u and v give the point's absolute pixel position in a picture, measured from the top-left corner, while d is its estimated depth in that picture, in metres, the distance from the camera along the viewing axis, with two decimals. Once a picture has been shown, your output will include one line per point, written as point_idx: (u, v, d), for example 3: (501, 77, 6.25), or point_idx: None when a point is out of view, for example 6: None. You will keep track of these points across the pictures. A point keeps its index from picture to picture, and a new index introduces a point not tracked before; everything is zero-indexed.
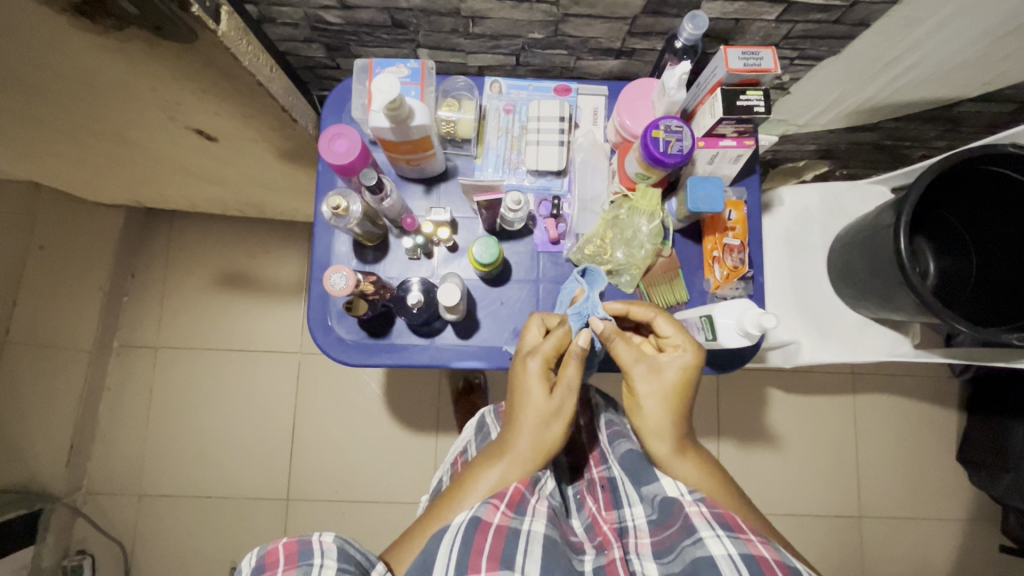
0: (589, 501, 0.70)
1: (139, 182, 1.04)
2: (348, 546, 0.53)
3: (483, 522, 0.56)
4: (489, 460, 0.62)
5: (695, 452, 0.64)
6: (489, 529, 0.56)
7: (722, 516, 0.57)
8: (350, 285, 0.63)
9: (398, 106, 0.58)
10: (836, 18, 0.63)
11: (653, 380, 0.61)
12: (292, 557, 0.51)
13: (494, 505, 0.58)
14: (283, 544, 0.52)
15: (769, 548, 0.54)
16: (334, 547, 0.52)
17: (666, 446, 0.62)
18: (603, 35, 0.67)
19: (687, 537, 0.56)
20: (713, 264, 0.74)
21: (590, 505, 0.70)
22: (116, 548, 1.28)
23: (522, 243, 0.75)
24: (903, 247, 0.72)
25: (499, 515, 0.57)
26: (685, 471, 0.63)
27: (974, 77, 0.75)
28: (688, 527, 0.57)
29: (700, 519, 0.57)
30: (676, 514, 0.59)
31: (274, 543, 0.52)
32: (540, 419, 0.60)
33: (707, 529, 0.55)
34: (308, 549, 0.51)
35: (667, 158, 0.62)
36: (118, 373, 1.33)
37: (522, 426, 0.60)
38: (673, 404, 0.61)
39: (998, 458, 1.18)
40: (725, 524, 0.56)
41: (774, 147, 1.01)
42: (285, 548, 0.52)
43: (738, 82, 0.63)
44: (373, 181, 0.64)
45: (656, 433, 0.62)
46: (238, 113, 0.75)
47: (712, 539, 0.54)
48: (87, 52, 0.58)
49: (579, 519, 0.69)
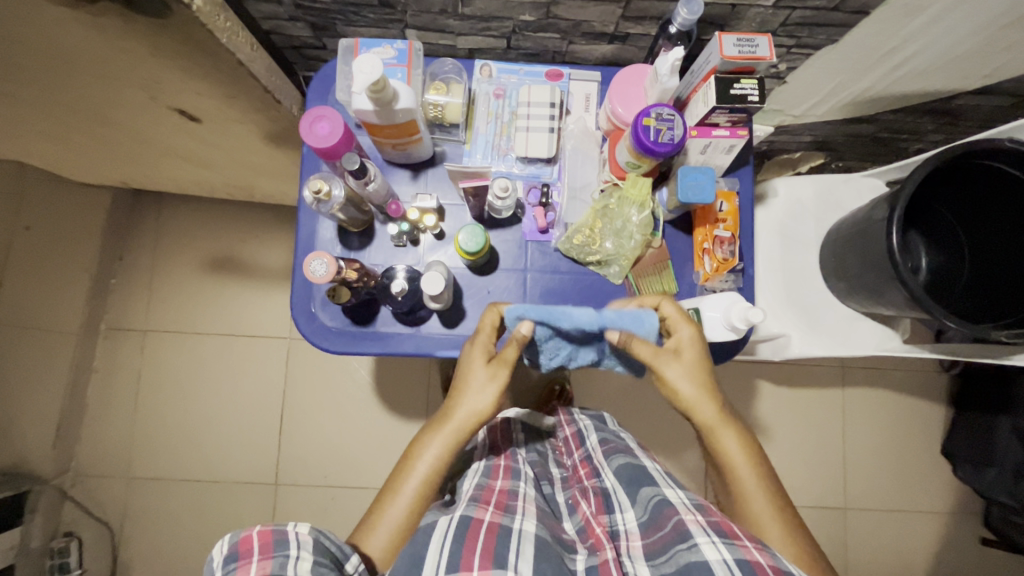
0: (581, 504, 0.70)
1: (124, 162, 1.03)
2: (323, 538, 0.53)
3: (474, 520, 0.57)
4: (433, 428, 0.64)
5: (731, 418, 0.65)
6: (481, 526, 0.57)
7: (717, 524, 0.57)
8: (331, 272, 0.61)
9: (382, 88, 0.56)
10: (835, 4, 0.62)
11: (682, 367, 0.62)
12: (267, 546, 0.50)
13: (482, 506, 0.60)
14: (257, 532, 0.51)
15: (766, 555, 0.53)
16: (309, 540, 0.52)
17: (705, 402, 0.62)
18: (597, 19, 0.65)
19: (682, 542, 0.55)
20: (703, 257, 0.72)
21: (583, 509, 0.69)
22: (104, 530, 1.28)
23: (510, 231, 0.74)
24: (895, 242, 0.72)
25: (489, 514, 0.59)
26: (727, 443, 0.63)
27: (973, 69, 0.73)
28: (682, 532, 0.56)
29: (695, 526, 0.56)
30: (669, 517, 0.59)
31: (248, 531, 0.51)
32: (488, 380, 0.63)
33: (702, 536, 0.55)
34: (283, 540, 0.51)
35: (658, 147, 0.61)
36: (105, 355, 1.32)
37: (466, 389, 0.63)
38: (705, 379, 0.62)
39: (984, 452, 1.20)
40: (721, 531, 0.55)
41: (770, 138, 1.00)
42: (259, 537, 0.51)
43: (733, 69, 0.62)
44: (356, 166, 0.62)
45: (697, 400, 0.62)
46: (220, 93, 0.73)
47: (709, 545, 0.54)
48: (59, 26, 0.55)
49: (573, 523, 0.68)
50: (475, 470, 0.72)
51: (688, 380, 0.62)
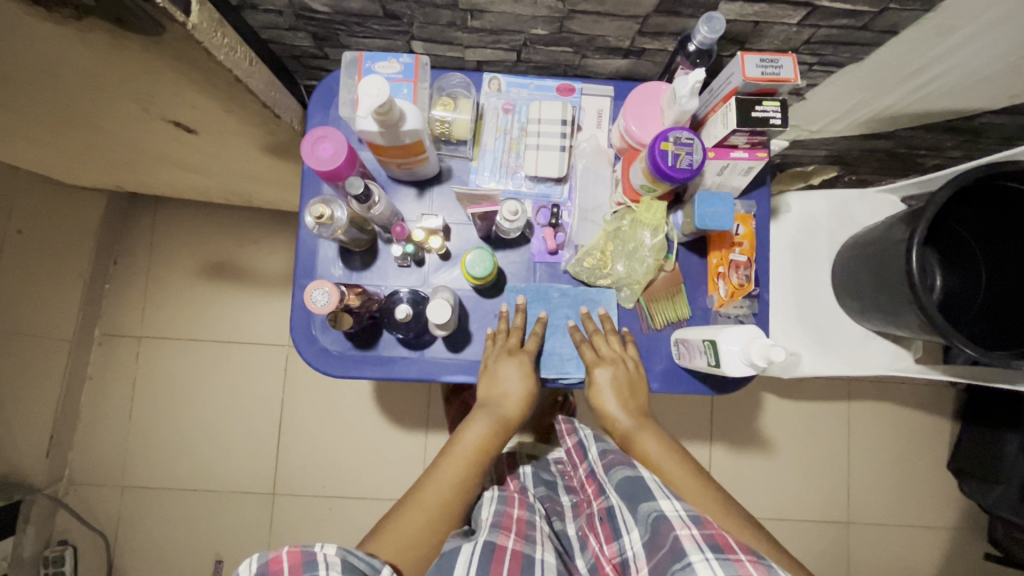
0: (590, 537, 0.68)
1: (119, 168, 1.00)
2: (350, 557, 0.52)
3: (498, 546, 0.58)
4: (474, 418, 0.65)
5: (650, 422, 0.69)
6: (505, 553, 0.57)
7: (713, 538, 0.55)
8: (333, 301, 0.59)
9: (388, 110, 0.54)
10: (862, 23, 0.59)
11: (610, 385, 0.67)
12: (297, 568, 0.49)
13: (505, 532, 0.60)
14: (287, 552, 0.50)
15: (760, 568, 0.52)
16: (338, 560, 0.51)
17: (626, 419, 0.68)
18: (612, 34, 0.63)
19: (676, 562, 0.55)
20: (718, 281, 0.70)
21: (592, 543, 0.68)
22: (99, 539, 1.26)
23: (518, 252, 0.72)
24: (913, 261, 0.69)
25: (512, 541, 0.59)
26: (646, 443, 0.67)
27: (999, 91, 0.71)
28: (676, 551, 0.55)
29: (689, 542, 0.55)
30: (666, 535, 0.57)
31: (277, 551, 0.50)
32: (520, 402, 0.66)
33: (696, 554, 0.54)
34: (313, 561, 0.50)
35: (676, 172, 0.58)
36: (100, 362, 1.30)
37: (505, 378, 0.66)
38: (625, 397, 0.67)
39: (989, 470, 1.18)
40: (716, 546, 0.55)
41: (784, 152, 0.97)
42: (290, 557, 0.50)
43: (754, 91, 0.59)
44: (360, 190, 0.59)
45: (615, 413, 0.68)
46: (217, 106, 0.70)
47: (701, 564, 0.53)
48: (46, 43, 0.53)
49: (585, 560, 0.68)
50: (489, 498, 0.68)
51: (609, 397, 0.67)
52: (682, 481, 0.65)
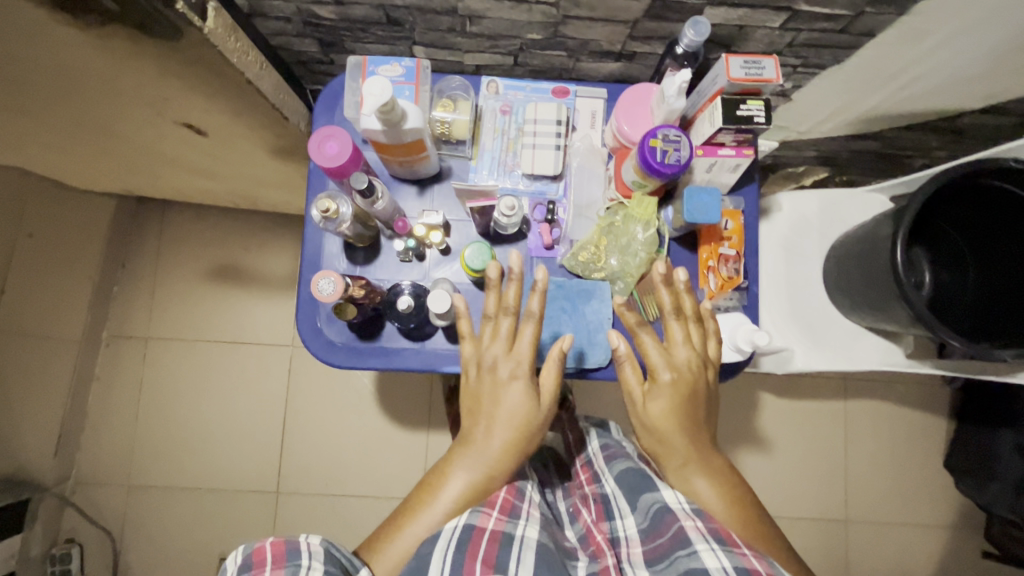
0: (583, 512, 0.71)
1: (130, 172, 1.03)
2: (333, 548, 0.55)
3: (477, 528, 0.59)
4: (464, 455, 0.63)
5: (703, 453, 0.65)
6: (484, 533, 0.58)
7: (718, 531, 0.56)
8: (338, 290, 0.62)
9: (391, 108, 0.57)
10: (841, 27, 0.62)
11: (666, 396, 0.65)
12: (279, 557, 0.52)
13: (486, 512, 0.61)
14: (270, 543, 0.53)
15: (763, 563, 0.54)
16: (320, 549, 0.54)
17: (677, 437, 0.65)
18: (604, 38, 0.66)
19: (681, 549, 0.55)
20: (708, 274, 0.73)
21: (584, 516, 0.70)
22: (105, 538, 1.28)
23: (516, 247, 0.74)
24: (900, 257, 0.71)
25: (494, 520, 0.60)
26: (698, 481, 0.63)
27: (979, 90, 0.73)
28: (681, 539, 0.56)
29: (695, 533, 0.56)
30: (669, 524, 0.59)
31: (261, 543, 0.53)
32: (510, 428, 0.63)
33: (703, 543, 0.55)
34: (295, 550, 0.53)
35: (664, 168, 0.61)
36: (107, 363, 1.32)
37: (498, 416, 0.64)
38: (679, 412, 0.65)
39: (985, 467, 1.20)
40: (721, 539, 0.55)
41: (774, 153, 1.00)
42: (272, 548, 0.53)
43: (739, 91, 0.62)
44: (364, 185, 0.62)
45: (665, 424, 0.65)
46: (227, 109, 0.73)
47: (708, 552, 0.54)
48: (70, 49, 0.56)
49: (574, 530, 0.70)
50: None
51: (661, 407, 0.65)
52: (716, 507, 0.62)
